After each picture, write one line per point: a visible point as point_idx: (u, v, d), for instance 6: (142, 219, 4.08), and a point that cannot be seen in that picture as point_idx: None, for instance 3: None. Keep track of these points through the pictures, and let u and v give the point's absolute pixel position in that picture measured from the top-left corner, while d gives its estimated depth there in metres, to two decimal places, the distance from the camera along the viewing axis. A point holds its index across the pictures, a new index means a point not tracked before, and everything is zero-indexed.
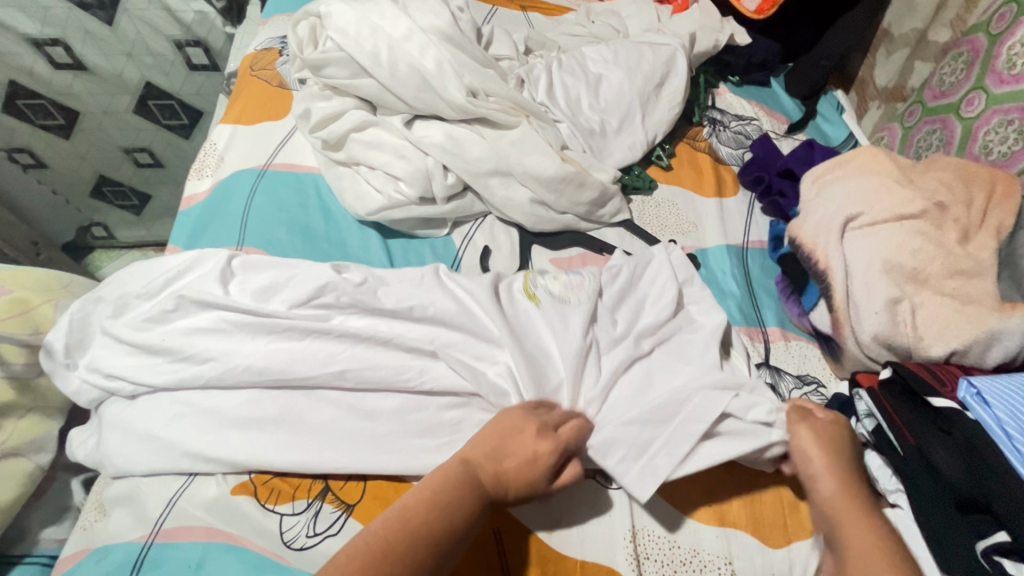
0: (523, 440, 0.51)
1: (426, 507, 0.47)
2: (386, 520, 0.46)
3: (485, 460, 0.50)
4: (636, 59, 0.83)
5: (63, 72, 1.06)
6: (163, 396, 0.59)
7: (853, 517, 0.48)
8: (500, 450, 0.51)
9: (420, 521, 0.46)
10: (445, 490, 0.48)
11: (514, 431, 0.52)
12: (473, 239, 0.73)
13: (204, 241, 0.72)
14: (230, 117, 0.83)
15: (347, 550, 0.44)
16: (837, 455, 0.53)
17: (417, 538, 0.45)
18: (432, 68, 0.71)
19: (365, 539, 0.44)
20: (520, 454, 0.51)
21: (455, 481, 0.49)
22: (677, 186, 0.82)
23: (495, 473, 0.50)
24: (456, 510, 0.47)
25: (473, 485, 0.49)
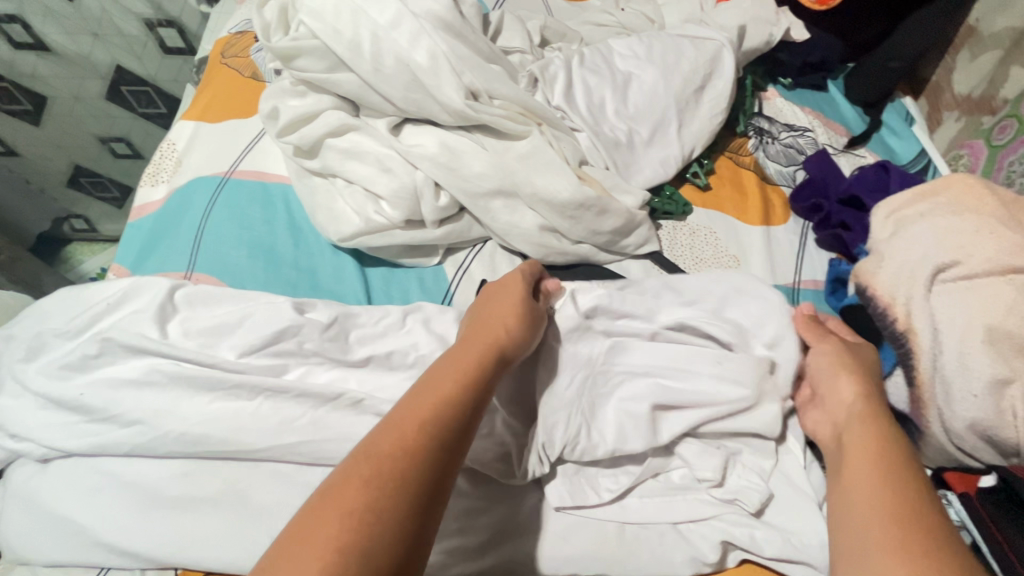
0: (504, 306, 0.48)
1: (449, 385, 0.40)
2: (392, 413, 0.38)
3: (477, 331, 0.46)
4: (674, 56, 0.69)
5: (25, 53, 0.95)
6: (79, 462, 0.49)
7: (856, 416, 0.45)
8: (494, 320, 0.47)
9: (434, 403, 0.39)
10: (448, 370, 0.41)
11: (497, 298, 0.49)
12: (469, 270, 0.61)
13: (150, 263, 0.61)
14: (194, 114, 0.72)
15: (357, 454, 0.35)
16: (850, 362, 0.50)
17: (440, 415, 0.38)
18: (424, 63, 0.56)
19: (377, 436, 0.36)
20: (505, 315, 0.47)
21: (457, 352, 0.43)
22: (716, 210, 0.69)
23: (501, 339, 0.45)
24: (467, 374, 0.41)
25: (482, 352, 0.43)
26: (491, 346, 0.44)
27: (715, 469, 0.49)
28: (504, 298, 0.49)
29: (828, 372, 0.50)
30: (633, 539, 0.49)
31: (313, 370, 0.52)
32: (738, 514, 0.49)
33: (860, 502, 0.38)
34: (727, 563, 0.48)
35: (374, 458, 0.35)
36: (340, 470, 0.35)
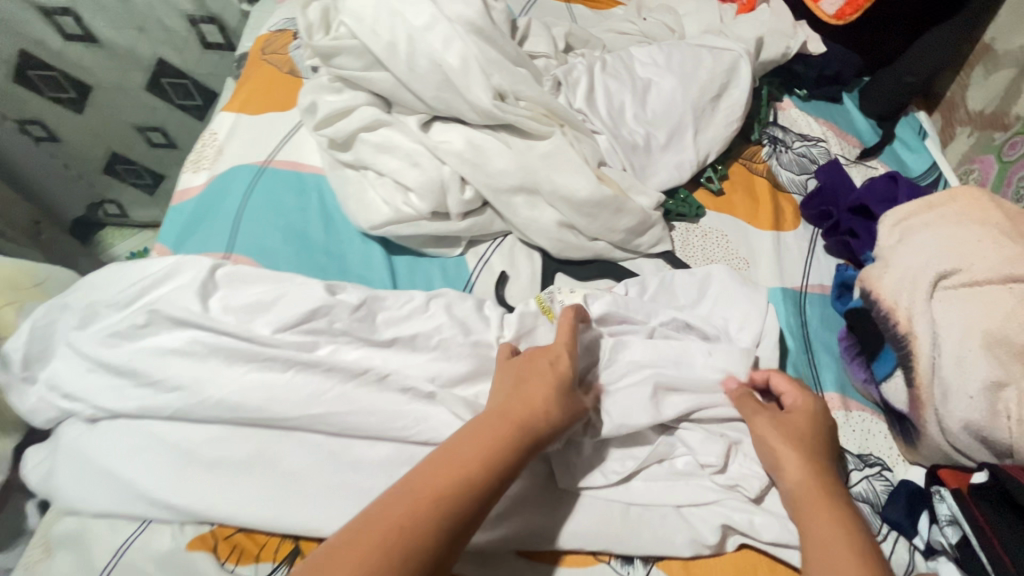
0: (542, 378, 0.48)
1: (463, 467, 0.41)
2: (414, 475, 0.40)
3: (512, 403, 0.46)
4: (693, 65, 0.72)
5: (75, 44, 1.00)
6: (124, 423, 0.52)
7: (819, 508, 0.45)
8: (525, 393, 0.47)
9: (458, 476, 0.40)
10: (472, 445, 0.43)
11: (538, 367, 0.49)
12: (489, 262, 0.65)
13: (190, 243, 0.65)
14: (234, 106, 0.76)
15: (361, 521, 0.38)
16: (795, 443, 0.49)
17: (461, 503, 0.39)
18: (456, 64, 0.60)
19: (396, 497, 0.39)
20: (543, 390, 0.47)
21: (488, 426, 0.44)
22: (729, 214, 0.72)
23: (529, 418, 0.46)
24: (494, 456, 0.42)
25: (510, 433, 0.44)
26: (524, 429, 0.45)
27: (718, 455, 0.52)
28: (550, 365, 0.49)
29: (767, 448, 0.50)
30: (638, 519, 0.51)
31: (342, 348, 0.55)
32: (738, 500, 0.52)
33: None
34: (727, 547, 0.51)
35: (384, 525, 0.37)
36: (354, 527, 0.37)
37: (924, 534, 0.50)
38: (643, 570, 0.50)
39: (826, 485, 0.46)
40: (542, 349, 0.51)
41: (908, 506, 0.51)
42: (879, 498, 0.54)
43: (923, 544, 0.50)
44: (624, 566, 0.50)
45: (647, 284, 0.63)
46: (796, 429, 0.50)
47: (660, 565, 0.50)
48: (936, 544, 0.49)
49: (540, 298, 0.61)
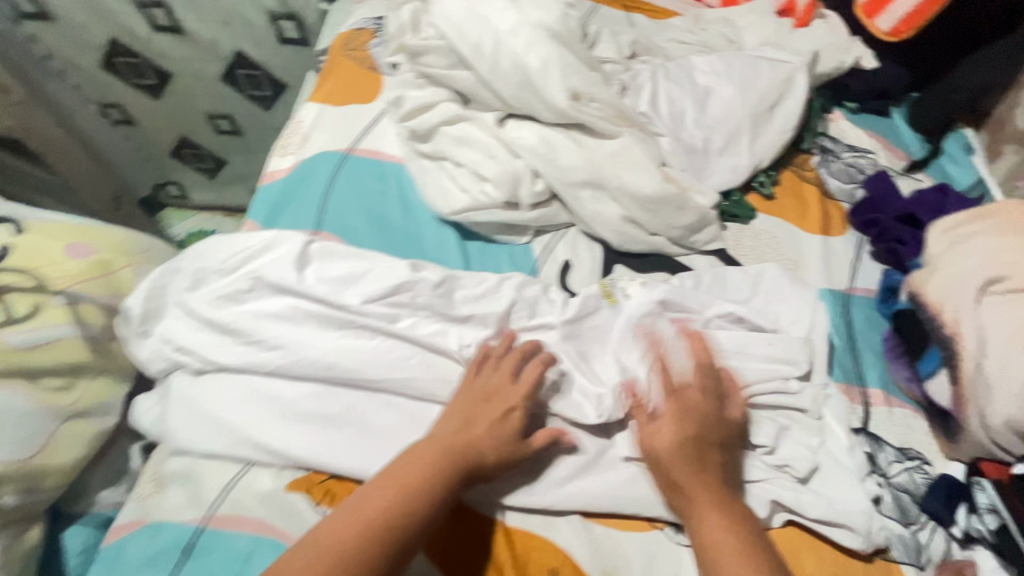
0: (489, 420, 0.52)
1: (392, 495, 0.47)
2: (349, 508, 0.46)
3: (451, 436, 0.51)
4: (752, 75, 0.76)
5: (163, 35, 1.07)
6: (228, 376, 0.58)
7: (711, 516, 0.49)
8: (453, 422, 0.52)
9: (387, 503, 0.46)
10: (404, 474, 0.48)
11: (492, 408, 0.53)
12: (554, 251, 0.69)
13: (281, 221, 0.71)
14: (318, 97, 0.82)
15: (301, 552, 0.44)
16: (670, 456, 0.52)
17: (396, 528, 0.45)
18: (536, 66, 0.64)
19: (335, 529, 0.45)
20: (484, 430, 0.51)
21: (425, 461, 0.49)
22: (779, 217, 0.75)
23: (461, 445, 0.50)
24: (425, 490, 0.48)
25: (446, 471, 0.49)
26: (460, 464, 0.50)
27: (770, 436, 0.57)
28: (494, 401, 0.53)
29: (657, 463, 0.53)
30: None
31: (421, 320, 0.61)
32: (786, 480, 0.56)
33: None
34: (774, 522, 0.55)
35: (326, 554, 0.43)
36: (297, 556, 0.44)
37: (960, 523, 0.54)
38: None
39: (726, 507, 0.49)
40: (497, 390, 0.54)
41: (948, 497, 0.55)
42: (919, 490, 0.57)
43: (960, 532, 0.54)
44: (677, 534, 0.54)
45: (702, 279, 0.67)
46: (709, 463, 0.52)
47: None
48: (974, 531, 0.54)
49: (603, 285, 0.66)
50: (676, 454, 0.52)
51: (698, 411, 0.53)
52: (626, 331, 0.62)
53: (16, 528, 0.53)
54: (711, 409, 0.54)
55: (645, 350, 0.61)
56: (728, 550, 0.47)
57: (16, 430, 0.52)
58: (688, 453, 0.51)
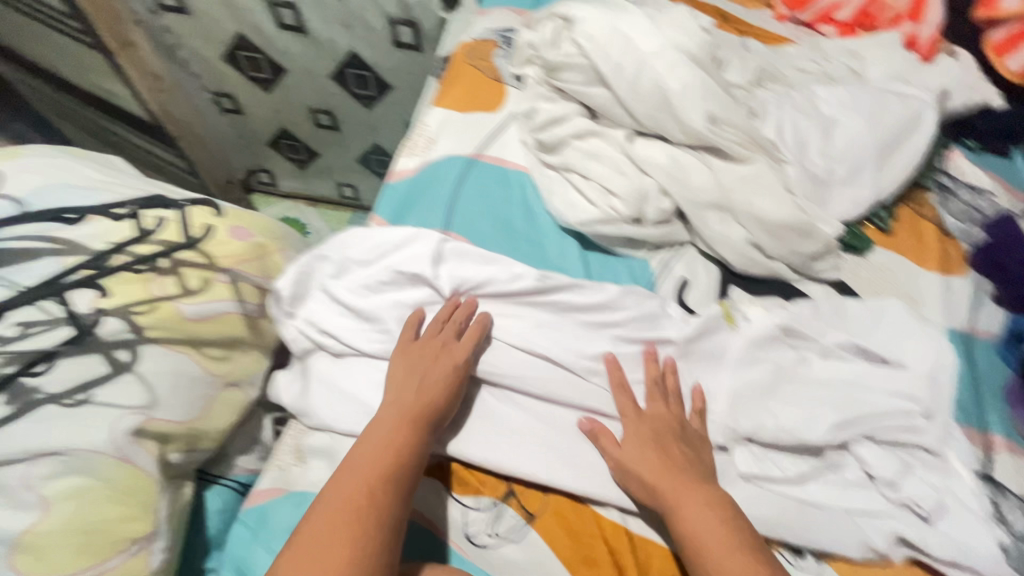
0: (442, 370, 0.57)
1: (383, 459, 0.51)
2: (345, 481, 0.49)
3: (413, 398, 0.56)
4: (880, 108, 0.76)
5: (286, 33, 1.13)
6: (368, 361, 0.63)
7: (685, 493, 0.52)
8: (411, 387, 0.57)
9: (379, 465, 0.50)
10: (381, 438, 0.53)
11: (440, 364, 0.58)
12: (672, 269, 0.71)
13: (411, 218, 0.75)
14: (445, 102, 0.84)
15: (311, 526, 0.47)
16: (647, 447, 0.56)
17: (387, 478, 0.50)
18: (677, 88, 0.67)
19: (337, 499, 0.48)
20: (438, 382, 0.57)
21: (387, 420, 0.54)
22: (896, 253, 0.75)
23: (424, 404, 0.55)
24: (397, 440, 0.52)
25: (407, 422, 0.54)
26: (414, 413, 0.55)
27: (892, 470, 0.57)
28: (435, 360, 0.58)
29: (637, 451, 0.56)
30: (811, 517, 0.56)
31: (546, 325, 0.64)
32: (910, 517, 0.56)
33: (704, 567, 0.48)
34: (895, 557, 0.55)
35: (337, 518, 0.46)
36: (311, 530, 0.46)
37: None
38: (813, 563, 0.56)
39: (691, 480, 0.53)
40: (443, 347, 0.59)
41: None
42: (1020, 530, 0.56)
43: None
44: (792, 557, 0.56)
45: (820, 307, 0.67)
46: (678, 458, 0.55)
47: (829, 564, 0.56)
48: None
49: (723, 305, 0.68)
50: (648, 460, 0.55)
51: (665, 412, 0.59)
52: (747, 351, 0.63)
53: (176, 482, 0.58)
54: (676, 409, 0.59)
55: (769, 375, 0.62)
56: (706, 513, 0.51)
57: (186, 394, 0.57)
58: (662, 440, 0.56)
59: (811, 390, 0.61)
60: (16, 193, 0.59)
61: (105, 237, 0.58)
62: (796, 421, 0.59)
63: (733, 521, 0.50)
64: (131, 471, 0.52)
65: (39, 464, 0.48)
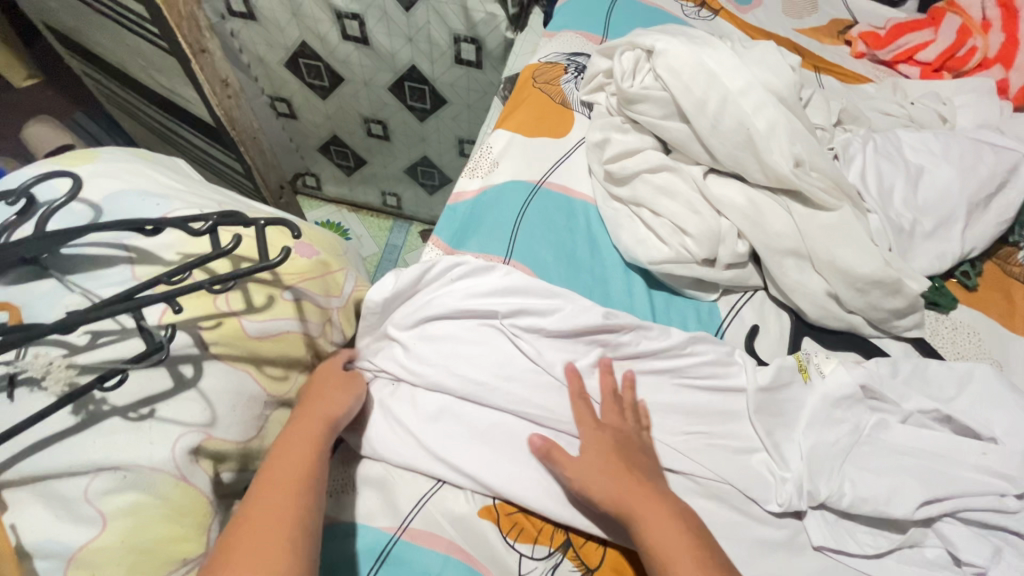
0: (339, 386, 0.59)
1: (299, 462, 0.49)
2: (263, 484, 0.46)
3: (319, 408, 0.56)
4: (972, 159, 0.72)
5: (349, 43, 1.14)
6: (426, 390, 0.61)
7: (649, 509, 0.48)
8: (319, 399, 0.57)
9: (298, 468, 0.49)
10: (298, 443, 0.51)
11: (334, 379, 0.60)
12: (741, 314, 0.68)
13: (471, 242, 0.72)
14: (510, 124, 0.81)
15: (234, 531, 0.42)
16: (602, 458, 0.53)
17: (311, 485, 0.48)
18: (761, 129, 0.65)
19: (262, 501, 0.45)
20: (339, 394, 0.58)
21: (302, 431, 0.52)
22: (983, 312, 0.70)
23: (331, 414, 0.56)
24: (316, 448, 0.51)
25: (320, 432, 0.53)
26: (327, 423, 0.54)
27: (985, 557, 0.52)
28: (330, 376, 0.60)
29: (595, 463, 0.52)
30: None
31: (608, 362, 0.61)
32: None
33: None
34: None
35: (263, 519, 0.43)
36: (231, 535, 0.42)
37: None
38: None
39: (646, 489, 0.50)
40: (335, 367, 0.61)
41: None
42: None
43: None
44: None
45: (901, 367, 0.63)
46: (633, 465, 0.53)
47: None
48: None
49: (796, 357, 0.65)
50: (607, 467, 0.52)
51: (617, 423, 0.57)
52: (823, 410, 0.59)
53: (227, 500, 0.57)
54: (630, 422, 0.58)
55: (847, 438, 0.58)
56: (669, 524, 0.47)
57: (244, 412, 0.56)
58: (615, 450, 0.53)
59: (892, 458, 0.57)
60: (93, 198, 0.59)
61: (177, 247, 0.58)
62: (876, 491, 0.55)
63: (692, 531, 0.48)
64: (187, 490, 0.51)
65: (100, 477, 0.47)
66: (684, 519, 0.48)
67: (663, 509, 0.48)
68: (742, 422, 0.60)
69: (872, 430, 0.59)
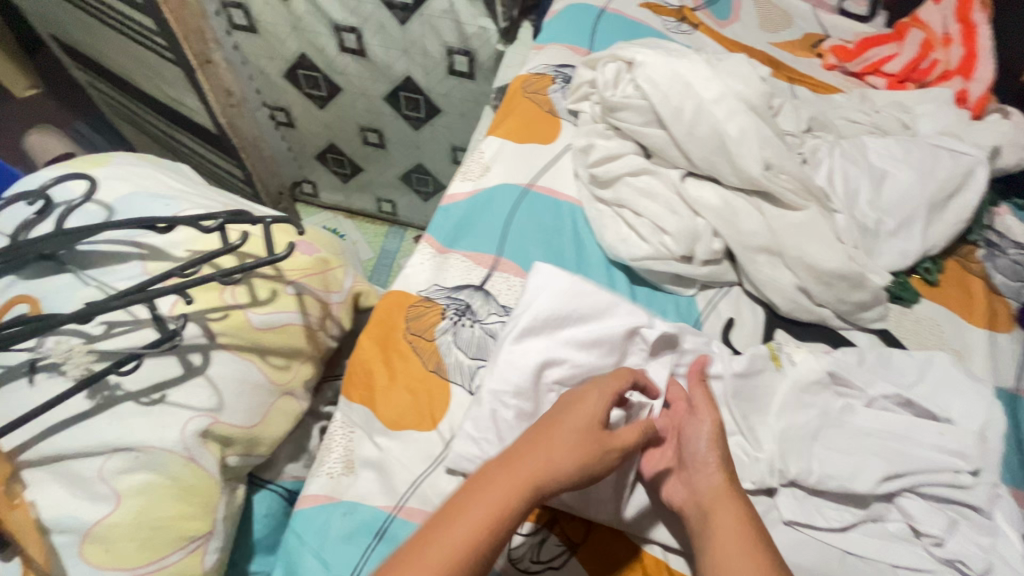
0: (578, 441, 0.47)
1: (477, 525, 0.41)
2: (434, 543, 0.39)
3: (530, 459, 0.45)
4: (931, 163, 0.77)
5: (346, 55, 1.19)
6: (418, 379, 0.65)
7: (725, 502, 0.48)
8: (543, 447, 0.46)
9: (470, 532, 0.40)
10: (490, 496, 0.42)
11: (564, 423, 0.49)
12: (718, 307, 0.72)
13: (465, 242, 0.76)
14: (500, 131, 0.86)
15: None
16: (717, 443, 0.52)
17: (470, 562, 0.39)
18: (734, 134, 0.70)
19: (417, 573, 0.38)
20: (566, 448, 0.46)
21: (500, 488, 0.43)
22: (944, 305, 0.75)
23: (545, 471, 0.45)
24: (506, 516, 0.42)
25: (523, 482, 0.44)
26: (530, 485, 0.44)
27: (941, 528, 0.57)
28: (578, 419, 0.49)
29: (705, 445, 0.52)
30: (854, 568, 0.56)
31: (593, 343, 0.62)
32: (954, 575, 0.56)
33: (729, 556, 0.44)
34: None
35: None
36: None
37: None
38: None
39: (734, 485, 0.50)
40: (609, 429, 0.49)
41: None
42: None
43: None
44: None
45: (866, 355, 0.68)
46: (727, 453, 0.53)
47: None
48: None
49: (769, 347, 0.69)
50: (715, 454, 0.52)
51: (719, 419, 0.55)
52: (793, 395, 0.63)
53: (231, 484, 0.60)
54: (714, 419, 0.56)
55: (816, 421, 0.62)
56: (742, 520, 0.47)
57: (249, 400, 0.59)
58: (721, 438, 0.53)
59: (857, 439, 0.61)
60: (106, 199, 0.63)
61: (186, 245, 0.61)
62: (841, 468, 0.59)
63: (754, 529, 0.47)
64: (195, 472, 0.54)
65: (114, 458, 0.50)
66: (752, 519, 0.47)
67: (741, 504, 0.48)
68: (717, 407, 0.64)
69: (838, 413, 0.63)
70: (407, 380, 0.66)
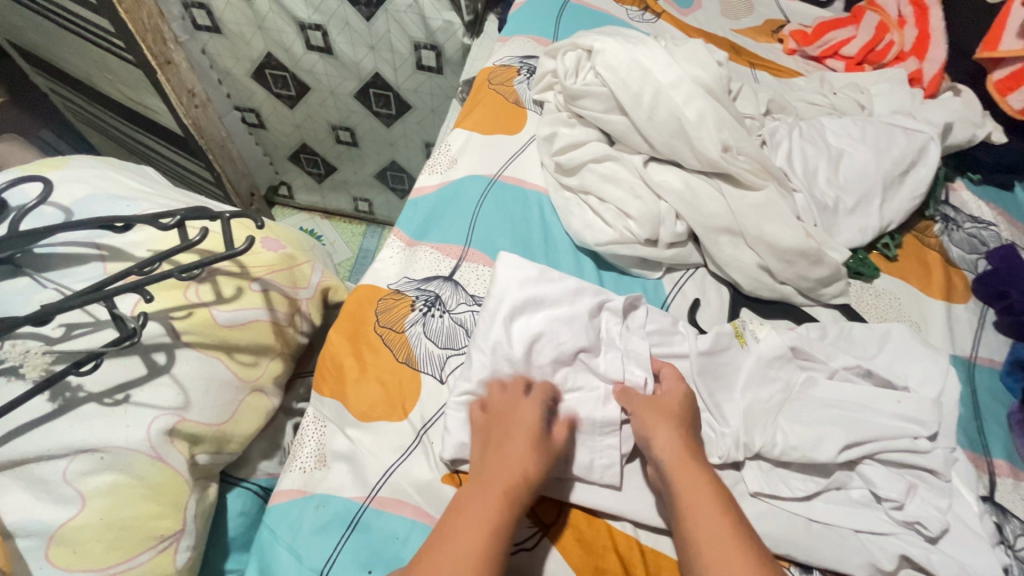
0: (530, 443, 0.54)
1: (474, 538, 0.47)
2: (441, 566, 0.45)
3: (496, 470, 0.52)
4: (886, 141, 0.79)
5: (313, 54, 1.18)
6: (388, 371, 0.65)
7: (688, 468, 0.53)
8: (504, 457, 0.53)
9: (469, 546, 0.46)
10: (477, 510, 0.48)
11: (510, 426, 0.55)
12: (684, 289, 0.74)
13: (433, 233, 0.77)
14: (466, 124, 0.86)
15: None
16: (672, 418, 0.56)
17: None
18: (691, 118, 0.72)
19: None
20: (522, 451, 0.53)
21: (480, 504, 0.49)
22: (903, 279, 0.77)
23: (518, 478, 0.51)
24: (493, 528, 0.48)
25: (502, 493, 0.50)
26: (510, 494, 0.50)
27: (901, 493, 0.58)
28: (523, 422, 0.55)
29: (662, 421, 0.56)
30: (819, 534, 0.58)
31: (567, 323, 0.63)
32: (914, 536, 0.58)
33: (702, 532, 0.49)
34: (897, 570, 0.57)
35: None
36: None
37: None
38: None
39: (696, 453, 0.55)
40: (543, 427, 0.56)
41: None
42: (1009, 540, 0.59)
43: None
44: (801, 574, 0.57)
45: (828, 330, 0.69)
46: (687, 425, 0.57)
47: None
48: None
49: (733, 326, 0.70)
50: (672, 429, 0.56)
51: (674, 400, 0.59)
52: (757, 371, 0.65)
53: (202, 483, 0.60)
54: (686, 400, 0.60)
55: (779, 394, 0.64)
56: (707, 491, 0.51)
57: (217, 398, 0.59)
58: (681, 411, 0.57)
59: (820, 410, 0.63)
60: (64, 202, 0.62)
61: (148, 245, 0.61)
62: (804, 439, 0.60)
63: (723, 495, 0.52)
64: (162, 470, 0.54)
65: (77, 459, 0.50)
66: (721, 490, 0.52)
67: (706, 471, 0.53)
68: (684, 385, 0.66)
69: (800, 386, 0.65)
70: (377, 372, 0.66)
